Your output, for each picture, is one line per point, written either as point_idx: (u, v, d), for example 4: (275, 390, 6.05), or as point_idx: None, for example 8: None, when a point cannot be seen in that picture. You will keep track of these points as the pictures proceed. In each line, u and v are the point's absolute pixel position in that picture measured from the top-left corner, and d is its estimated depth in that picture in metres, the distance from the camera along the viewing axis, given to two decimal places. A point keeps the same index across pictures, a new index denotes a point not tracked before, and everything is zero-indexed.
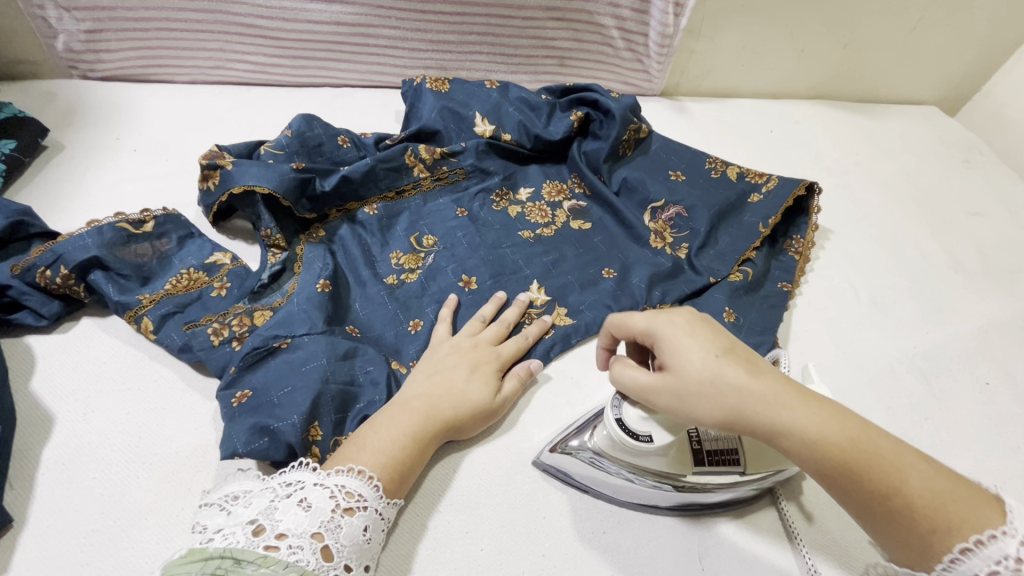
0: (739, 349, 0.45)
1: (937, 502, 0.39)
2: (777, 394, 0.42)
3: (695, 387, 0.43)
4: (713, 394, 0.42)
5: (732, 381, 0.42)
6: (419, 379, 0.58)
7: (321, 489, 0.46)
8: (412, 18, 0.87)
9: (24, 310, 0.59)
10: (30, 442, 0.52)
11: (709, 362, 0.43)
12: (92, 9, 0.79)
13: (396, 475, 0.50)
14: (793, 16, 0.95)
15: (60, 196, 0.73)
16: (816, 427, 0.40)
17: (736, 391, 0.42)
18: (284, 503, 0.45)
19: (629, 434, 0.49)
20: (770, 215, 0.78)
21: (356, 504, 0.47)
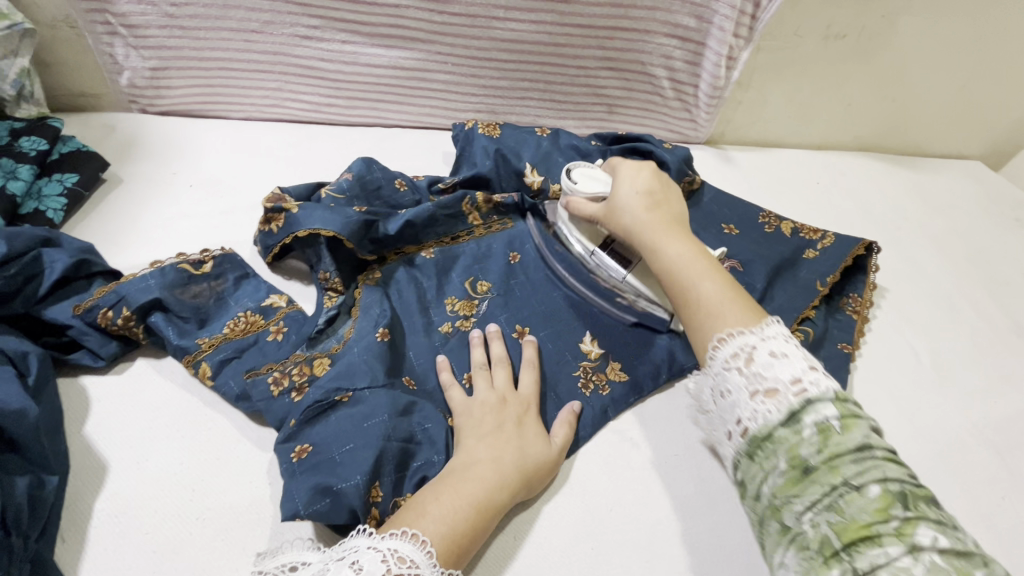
0: (661, 201, 0.67)
1: (714, 306, 0.54)
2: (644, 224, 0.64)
3: (618, 215, 0.66)
4: (619, 216, 0.66)
5: (629, 210, 0.66)
6: (472, 441, 0.55)
7: (372, 552, 0.44)
8: (467, 63, 0.88)
9: (82, 350, 0.58)
10: (83, 491, 0.51)
11: (631, 195, 0.67)
12: (160, 48, 0.81)
13: (454, 548, 0.47)
14: (844, 70, 0.95)
15: (116, 231, 0.73)
16: (657, 244, 0.62)
17: (627, 215, 0.66)
18: (336, 564, 0.43)
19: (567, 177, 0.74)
20: (828, 273, 0.77)
21: (407, 570, 0.43)
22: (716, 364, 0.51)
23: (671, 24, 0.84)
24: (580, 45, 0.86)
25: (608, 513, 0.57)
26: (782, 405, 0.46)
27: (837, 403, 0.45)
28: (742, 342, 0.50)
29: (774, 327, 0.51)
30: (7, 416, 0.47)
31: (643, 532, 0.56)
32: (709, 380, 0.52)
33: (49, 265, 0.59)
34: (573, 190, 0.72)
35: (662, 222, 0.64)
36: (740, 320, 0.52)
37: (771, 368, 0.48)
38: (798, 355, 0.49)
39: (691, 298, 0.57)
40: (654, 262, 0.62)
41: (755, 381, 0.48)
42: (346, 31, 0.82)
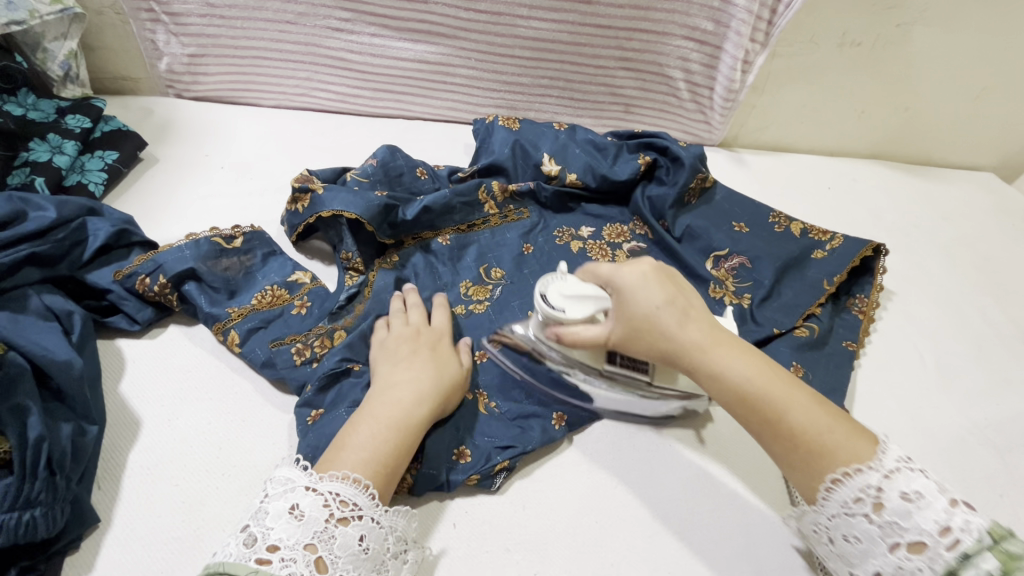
0: (679, 299, 0.54)
1: (819, 435, 0.48)
2: (694, 340, 0.52)
3: (653, 331, 0.53)
4: (655, 339, 0.53)
5: (667, 329, 0.53)
6: (386, 369, 0.57)
7: (313, 496, 0.45)
8: (490, 60, 0.91)
9: (119, 314, 0.62)
10: (119, 444, 0.54)
11: (649, 310, 0.53)
12: (198, 35, 0.85)
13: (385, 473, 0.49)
14: (858, 79, 0.96)
15: (153, 208, 0.77)
16: (720, 364, 0.51)
17: (668, 335, 0.52)
18: (277, 507, 0.45)
19: (550, 307, 0.57)
20: (836, 273, 0.78)
21: (350, 513, 0.45)
22: (832, 507, 0.47)
23: (689, 27, 0.87)
24: (600, 45, 0.89)
25: (613, 490, 0.60)
26: (935, 563, 0.43)
27: (994, 550, 0.43)
28: (864, 483, 0.46)
29: (893, 454, 0.47)
30: (55, 365, 0.51)
31: (647, 511, 0.59)
32: (821, 518, 0.49)
33: (93, 233, 0.62)
34: (562, 318, 0.57)
35: (706, 329, 0.53)
36: (853, 453, 0.47)
37: (908, 516, 0.44)
38: (934, 490, 0.45)
39: (781, 431, 0.49)
40: (717, 388, 0.51)
41: (891, 529, 0.45)
42: (376, 25, 0.86)
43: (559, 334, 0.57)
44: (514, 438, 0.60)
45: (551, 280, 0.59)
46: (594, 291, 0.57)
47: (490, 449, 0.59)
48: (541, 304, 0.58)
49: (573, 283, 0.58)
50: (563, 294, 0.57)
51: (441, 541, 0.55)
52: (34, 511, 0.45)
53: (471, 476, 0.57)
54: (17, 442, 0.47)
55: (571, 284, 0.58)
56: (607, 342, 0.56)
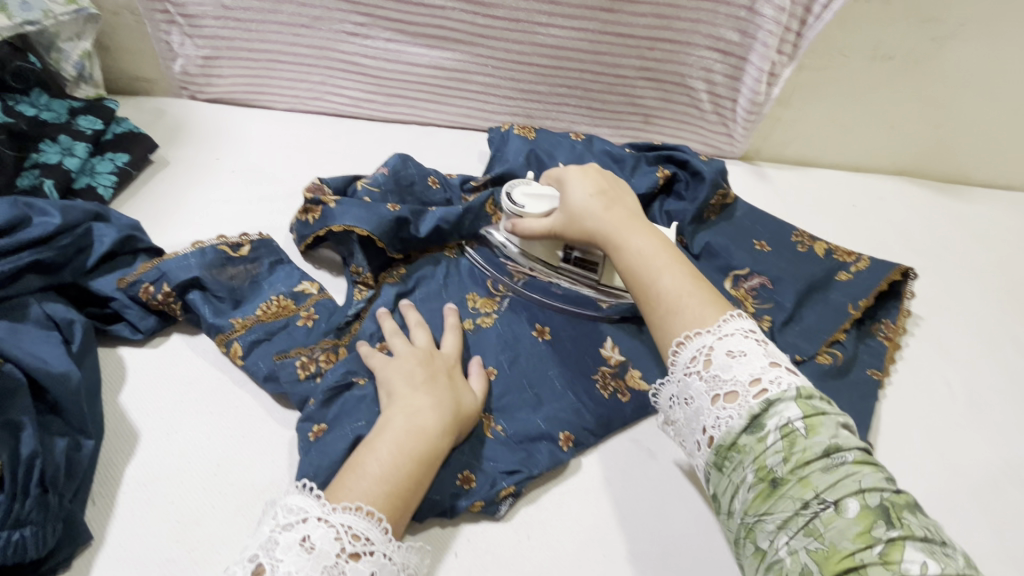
0: (614, 200, 0.65)
1: (678, 299, 0.54)
2: (610, 223, 0.62)
3: (578, 214, 0.64)
4: (582, 220, 0.64)
5: (592, 212, 0.63)
6: (402, 389, 0.55)
7: (325, 528, 0.43)
8: (507, 66, 0.89)
9: (122, 322, 0.61)
10: (116, 458, 0.53)
11: (582, 200, 0.65)
12: (214, 38, 0.84)
13: (400, 504, 0.47)
14: (889, 93, 0.93)
15: (161, 212, 0.76)
16: (623, 241, 0.61)
17: (590, 218, 0.63)
18: (287, 538, 0.43)
19: (512, 203, 0.69)
20: (861, 297, 0.75)
21: (362, 548, 0.43)
22: (679, 366, 0.52)
23: (714, 37, 0.84)
24: (620, 54, 0.87)
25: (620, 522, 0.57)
26: (743, 409, 0.48)
27: (799, 402, 0.47)
28: (700, 344, 0.51)
29: (734, 323, 0.52)
30: (51, 377, 0.50)
31: (657, 544, 0.56)
32: (670, 388, 0.53)
33: (98, 238, 0.61)
34: (520, 211, 0.68)
35: (623, 218, 0.63)
36: (700, 317, 0.52)
37: (728, 369, 0.49)
38: (758, 353, 0.50)
39: (650, 293, 0.56)
40: (618, 259, 0.60)
41: (713, 381, 0.49)
42: (392, 30, 0.84)
43: (514, 223, 0.69)
44: (520, 462, 0.58)
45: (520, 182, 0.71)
46: (549, 193, 0.69)
47: (496, 474, 0.57)
48: (505, 200, 0.70)
49: (536, 187, 0.69)
50: (525, 194, 0.69)
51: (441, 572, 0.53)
52: (25, 530, 0.43)
53: (475, 503, 0.55)
54: (9, 459, 0.45)
55: (534, 187, 0.70)
56: (550, 229, 0.67)
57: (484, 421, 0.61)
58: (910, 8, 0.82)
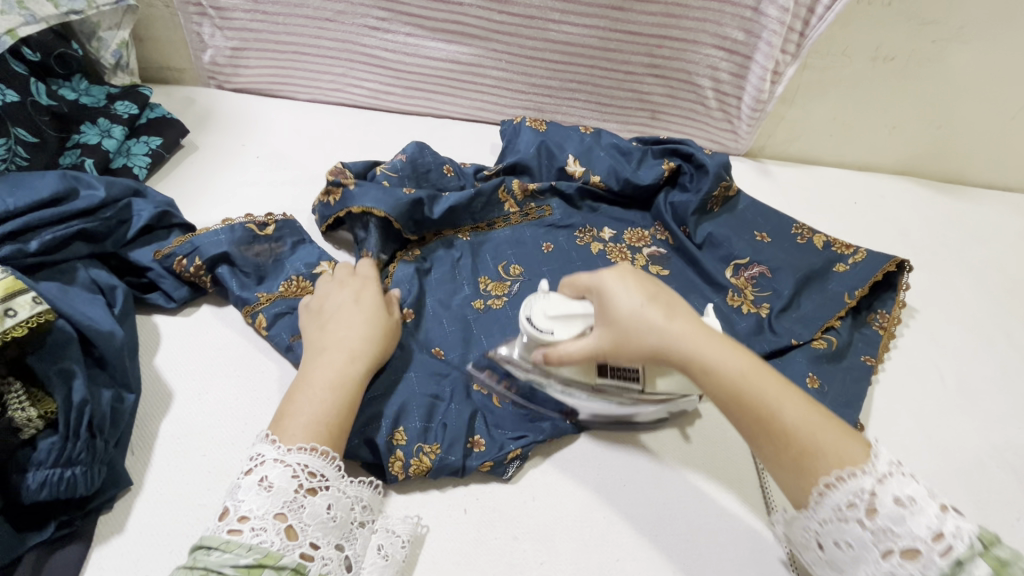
0: (664, 298, 0.54)
1: (813, 436, 0.48)
2: (687, 339, 0.51)
3: (638, 328, 0.52)
4: (645, 338, 0.52)
5: (658, 328, 0.52)
6: None
7: (281, 468, 0.49)
8: (520, 62, 0.93)
9: (157, 292, 0.65)
10: (153, 414, 0.57)
11: (635, 308, 0.53)
12: (242, 30, 0.89)
13: (322, 431, 0.52)
14: (891, 94, 0.95)
15: (191, 193, 0.81)
16: (710, 360, 0.50)
17: (658, 334, 0.52)
18: (247, 481, 0.49)
19: (536, 328, 0.57)
20: (857, 287, 0.78)
21: (317, 483, 0.50)
22: (825, 512, 0.47)
23: (719, 36, 0.87)
24: (630, 51, 0.90)
25: (622, 487, 0.61)
26: (928, 569, 0.43)
27: (986, 556, 0.42)
28: (858, 487, 0.46)
29: (887, 458, 0.47)
30: (99, 334, 0.54)
31: (655, 509, 0.59)
32: (811, 523, 0.48)
33: (137, 213, 0.66)
34: (551, 339, 0.56)
35: (693, 329, 0.52)
36: (846, 455, 0.47)
37: (902, 521, 0.44)
38: (926, 496, 0.45)
39: (772, 431, 0.48)
40: (708, 387, 0.51)
41: (883, 534, 0.44)
42: (411, 25, 0.88)
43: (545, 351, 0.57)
44: (526, 429, 0.62)
45: (535, 299, 0.58)
46: (577, 305, 0.57)
47: (504, 439, 0.61)
48: (527, 326, 0.57)
49: (560, 304, 0.57)
50: (550, 314, 0.56)
51: (450, 524, 0.57)
52: (75, 469, 0.48)
53: (486, 463, 0.59)
54: (63, 404, 0.50)
55: (558, 304, 0.57)
56: (592, 347, 0.54)
57: (492, 392, 0.65)
58: (911, 11, 0.85)
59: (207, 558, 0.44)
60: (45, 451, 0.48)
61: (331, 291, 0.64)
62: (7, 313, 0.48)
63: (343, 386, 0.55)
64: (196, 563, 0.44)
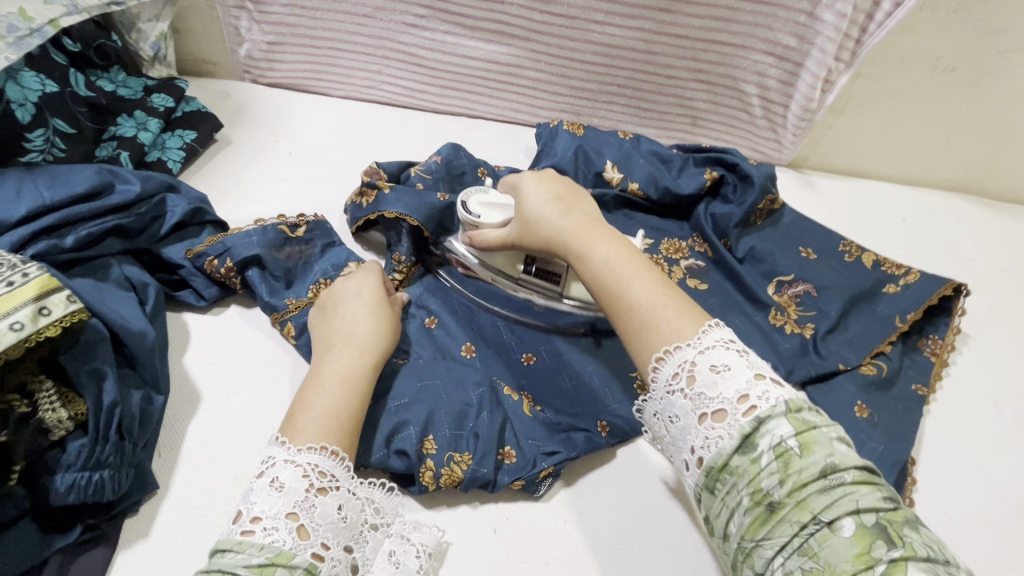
0: (569, 198, 0.62)
1: (652, 312, 0.51)
2: (569, 228, 0.58)
3: (536, 219, 0.60)
4: (540, 228, 0.60)
5: (549, 220, 0.60)
6: None
7: (292, 468, 0.47)
8: (559, 63, 0.90)
9: (188, 289, 0.65)
10: (180, 415, 0.57)
11: (539, 206, 0.61)
12: (280, 24, 0.88)
13: (334, 424, 0.50)
14: (948, 107, 0.90)
15: (224, 189, 0.80)
16: (582, 246, 0.57)
17: (548, 225, 0.60)
18: (259, 483, 0.47)
19: (467, 212, 0.66)
20: (909, 310, 0.74)
21: (328, 484, 0.48)
22: (660, 386, 0.49)
23: (770, 41, 0.83)
24: (674, 55, 0.87)
25: (657, 515, 0.58)
26: (733, 429, 0.44)
27: (790, 417, 0.43)
28: (681, 359, 0.48)
29: (715, 334, 0.48)
30: (132, 334, 0.54)
31: (692, 539, 0.57)
32: (654, 405, 0.50)
33: (171, 209, 0.65)
34: (475, 222, 0.65)
35: (583, 223, 0.59)
36: (677, 329, 0.49)
37: (714, 386, 0.46)
38: (743, 365, 0.46)
39: (620, 307, 0.53)
40: (582, 270, 0.57)
41: (699, 400, 0.46)
42: (450, 23, 0.86)
43: (471, 238, 0.66)
44: (559, 444, 0.59)
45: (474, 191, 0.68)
46: (504, 202, 0.66)
47: (536, 454, 0.58)
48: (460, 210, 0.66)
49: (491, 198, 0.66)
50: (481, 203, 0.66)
51: (479, 544, 0.55)
52: (103, 473, 0.48)
53: (517, 481, 0.56)
54: (93, 405, 0.49)
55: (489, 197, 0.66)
56: (509, 239, 0.63)
57: (524, 401, 0.63)
58: (977, 18, 0.80)
59: (221, 561, 0.43)
60: (75, 453, 0.48)
61: (341, 281, 0.63)
62: (41, 312, 0.47)
63: (354, 379, 0.54)
64: (209, 567, 0.43)
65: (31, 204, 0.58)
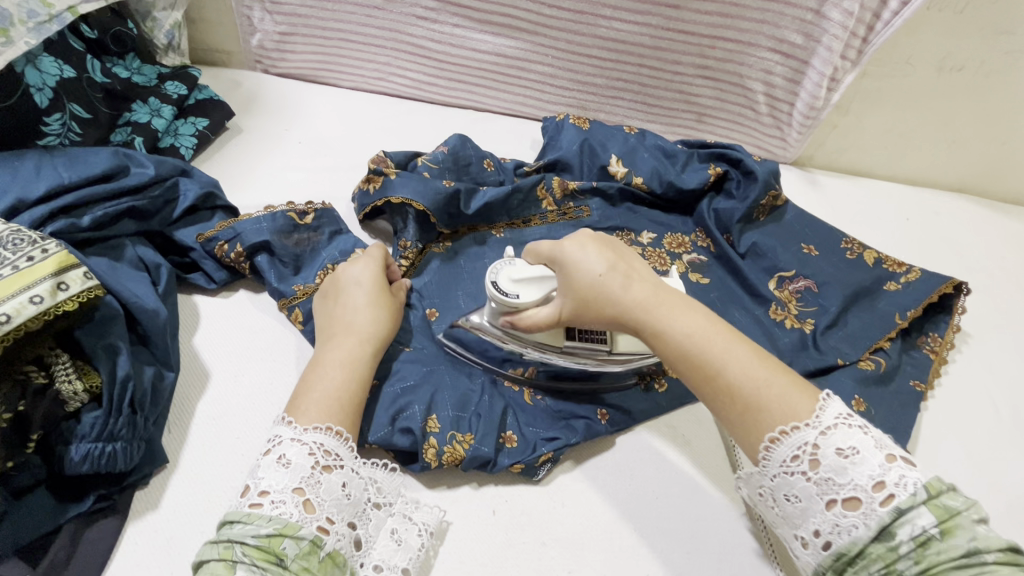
0: (622, 263, 0.57)
1: (758, 389, 0.49)
2: (639, 301, 0.54)
3: (601, 295, 0.55)
4: (603, 303, 0.55)
5: (614, 294, 0.55)
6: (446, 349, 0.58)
7: (299, 446, 0.49)
8: (567, 57, 0.91)
9: (199, 272, 0.66)
10: (190, 393, 0.58)
11: (598, 279, 0.55)
12: (291, 15, 0.89)
13: (334, 405, 0.52)
14: (954, 107, 0.90)
15: (235, 176, 0.82)
16: (660, 322, 0.53)
17: (615, 301, 0.55)
18: (266, 460, 0.49)
19: (501, 292, 0.59)
20: (910, 307, 0.74)
21: (333, 462, 0.49)
22: (774, 468, 0.48)
23: (777, 39, 0.84)
24: (681, 51, 0.87)
25: (653, 501, 0.59)
26: (869, 519, 0.43)
27: (931, 505, 0.42)
28: (801, 441, 0.46)
29: (833, 411, 0.47)
30: (145, 313, 0.55)
31: (688, 525, 0.58)
32: (763, 479, 0.49)
33: (183, 194, 0.67)
34: (516, 304, 0.59)
35: (650, 293, 0.55)
36: (790, 407, 0.48)
37: (843, 471, 0.45)
38: (871, 446, 0.45)
39: (717, 386, 0.50)
40: (661, 347, 0.53)
41: (827, 485, 0.45)
42: (459, 16, 0.87)
43: (515, 320, 0.59)
44: (559, 430, 0.61)
45: (501, 267, 0.61)
46: (539, 271, 0.60)
47: (537, 439, 0.59)
48: (493, 291, 0.59)
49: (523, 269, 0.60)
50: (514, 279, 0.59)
51: (478, 525, 0.56)
52: (116, 444, 0.49)
53: (517, 463, 0.57)
54: (107, 379, 0.51)
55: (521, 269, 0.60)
56: (562, 316, 0.58)
57: (525, 389, 0.64)
58: (984, 19, 0.80)
59: (229, 531, 0.45)
60: (88, 425, 0.49)
61: (346, 264, 0.64)
62: (60, 287, 0.48)
63: (355, 364, 0.56)
64: (219, 538, 0.45)
65: (50, 183, 0.60)
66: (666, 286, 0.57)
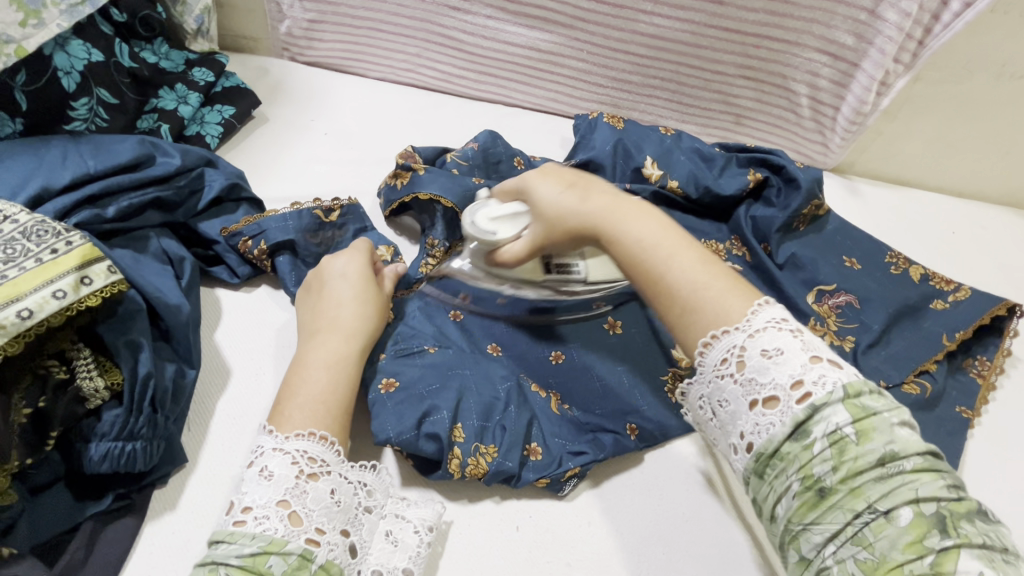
0: (579, 182, 0.57)
1: (695, 294, 0.48)
2: (597, 214, 0.54)
3: (558, 210, 0.56)
4: (565, 219, 0.55)
5: (572, 211, 0.55)
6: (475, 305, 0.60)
7: (280, 455, 0.47)
8: (601, 53, 0.87)
9: (222, 266, 0.65)
10: (210, 390, 0.57)
11: (557, 200, 0.56)
12: (321, 2, 0.87)
13: (320, 410, 0.50)
14: (1011, 117, 0.85)
15: (260, 167, 0.80)
16: (612, 230, 0.53)
17: (573, 216, 0.55)
18: (250, 474, 0.47)
19: (478, 232, 0.59)
20: (959, 328, 0.71)
21: (319, 469, 0.47)
22: (706, 372, 0.46)
23: (826, 39, 0.80)
24: (723, 49, 0.84)
25: (683, 524, 0.56)
26: (785, 416, 0.42)
27: (847, 403, 0.41)
28: (729, 344, 0.45)
29: (766, 314, 0.45)
30: (167, 308, 0.54)
31: (720, 551, 0.55)
32: (698, 389, 0.48)
33: (208, 184, 0.66)
34: (494, 241, 0.59)
35: (606, 202, 0.55)
36: (725, 313, 0.46)
37: (766, 371, 0.43)
38: (796, 347, 0.44)
39: (660, 292, 0.50)
40: (617, 253, 0.53)
41: (749, 385, 0.44)
42: (493, 7, 0.85)
43: (495, 259, 0.60)
44: (586, 444, 0.58)
45: (473, 208, 0.61)
46: (514, 208, 0.60)
47: (563, 453, 0.57)
48: (472, 230, 0.60)
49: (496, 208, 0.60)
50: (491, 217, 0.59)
51: (503, 542, 0.54)
52: (135, 444, 0.49)
53: (542, 479, 0.56)
54: (128, 376, 0.50)
55: (495, 208, 0.60)
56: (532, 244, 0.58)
57: (552, 397, 0.62)
58: None
59: (214, 552, 0.43)
60: (109, 423, 0.49)
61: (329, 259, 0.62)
62: (83, 282, 0.47)
63: (340, 364, 0.54)
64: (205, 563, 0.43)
65: (75, 172, 0.59)
66: (627, 197, 0.56)
